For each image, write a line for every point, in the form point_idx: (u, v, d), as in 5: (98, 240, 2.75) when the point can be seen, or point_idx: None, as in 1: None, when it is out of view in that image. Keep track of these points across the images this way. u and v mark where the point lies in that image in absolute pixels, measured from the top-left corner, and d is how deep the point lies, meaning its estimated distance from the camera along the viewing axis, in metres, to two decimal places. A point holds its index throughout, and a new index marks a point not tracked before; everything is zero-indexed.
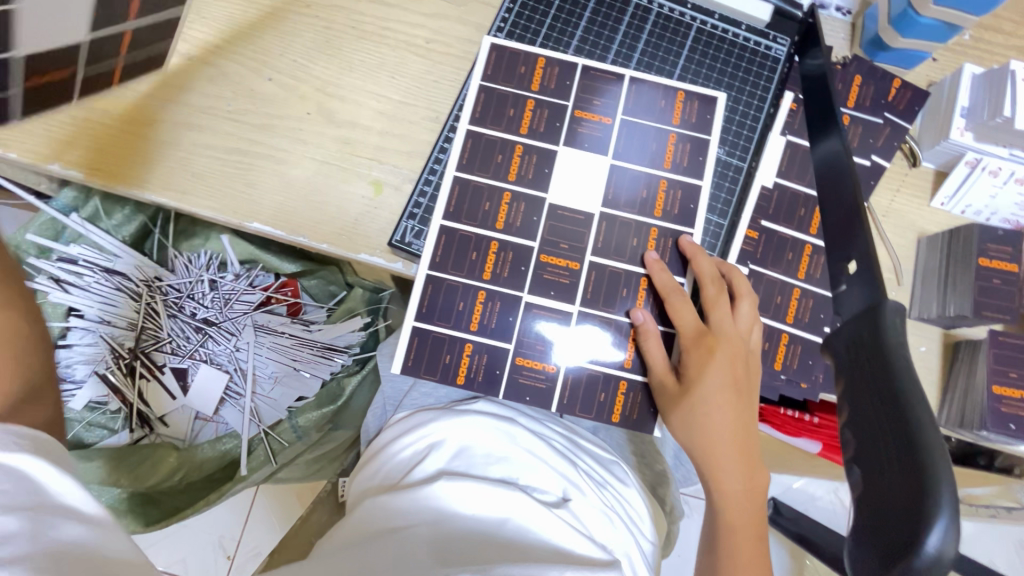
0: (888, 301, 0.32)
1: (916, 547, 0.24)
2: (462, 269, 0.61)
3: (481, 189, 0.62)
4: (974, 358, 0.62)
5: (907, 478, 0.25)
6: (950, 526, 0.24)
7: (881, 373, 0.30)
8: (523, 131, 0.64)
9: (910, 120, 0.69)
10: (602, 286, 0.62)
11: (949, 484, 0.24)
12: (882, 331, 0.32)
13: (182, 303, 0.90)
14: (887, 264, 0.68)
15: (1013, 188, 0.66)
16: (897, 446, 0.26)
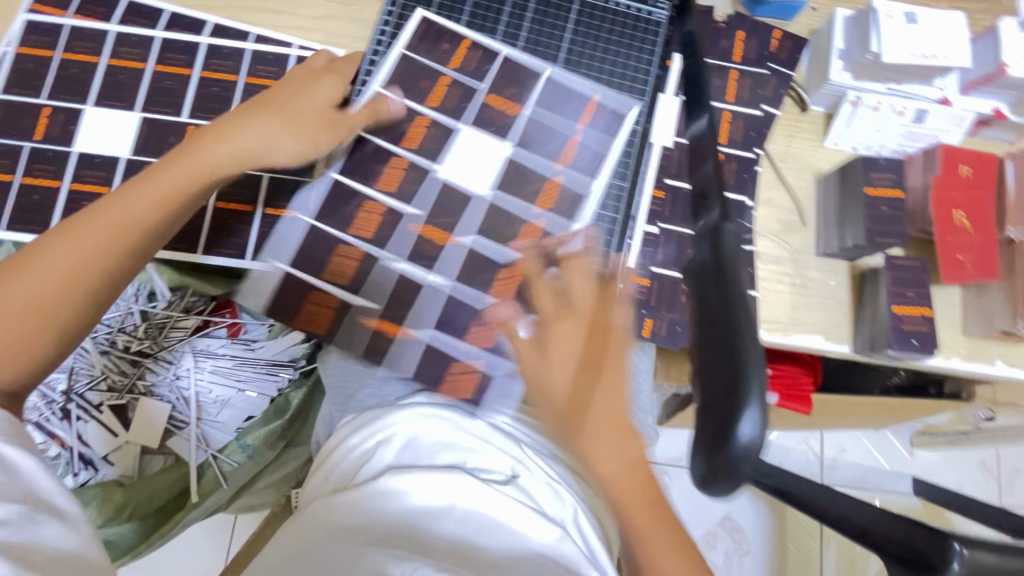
0: (724, 221, 0.33)
1: (731, 434, 0.25)
2: (338, 220, 0.65)
3: (380, 150, 0.66)
4: (877, 284, 0.66)
5: (725, 377, 0.27)
6: (760, 410, 0.26)
7: (714, 285, 0.31)
8: (431, 102, 0.67)
9: (793, 68, 0.72)
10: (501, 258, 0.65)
11: (758, 376, 0.26)
12: (718, 251, 0.32)
13: (114, 338, 0.88)
14: (789, 207, 0.71)
15: (896, 121, 0.69)
16: (720, 350, 0.28)
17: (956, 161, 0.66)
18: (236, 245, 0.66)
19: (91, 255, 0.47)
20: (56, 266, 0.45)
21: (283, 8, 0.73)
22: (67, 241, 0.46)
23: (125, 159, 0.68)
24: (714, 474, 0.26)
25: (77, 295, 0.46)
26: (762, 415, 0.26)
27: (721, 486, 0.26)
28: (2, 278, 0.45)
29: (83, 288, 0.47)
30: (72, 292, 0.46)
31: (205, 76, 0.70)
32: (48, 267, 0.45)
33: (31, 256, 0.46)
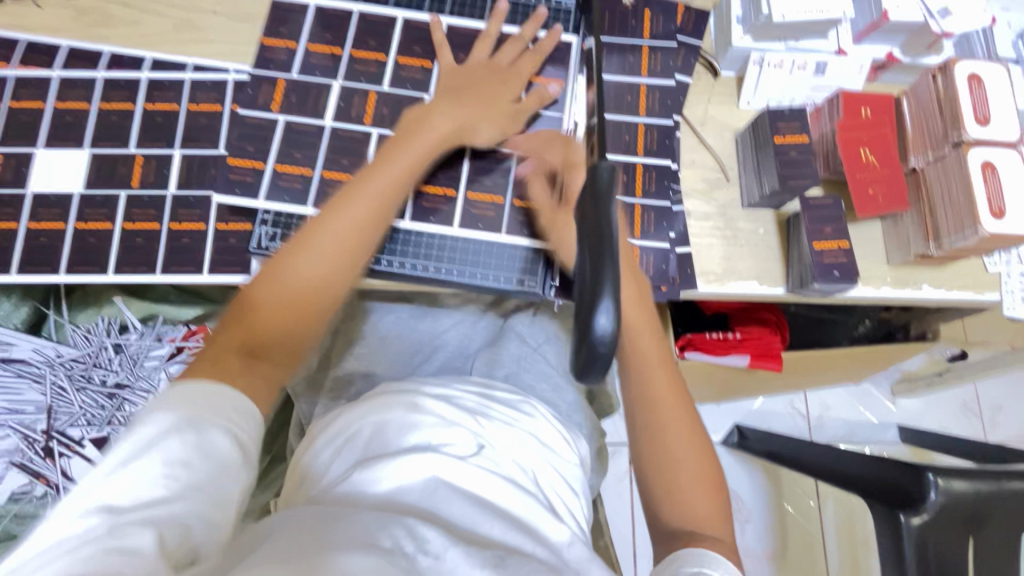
0: (598, 158, 0.37)
1: (591, 328, 0.30)
2: (308, 108, 0.69)
3: (357, 88, 0.70)
4: (798, 226, 0.70)
5: (590, 283, 0.31)
6: (614, 306, 0.30)
7: (590, 209, 0.35)
8: (405, 58, 0.71)
9: (699, 38, 0.77)
10: (418, 244, 0.68)
11: (612, 278, 0.31)
12: (593, 185, 0.37)
13: (90, 374, 0.90)
14: (713, 166, 0.75)
15: (800, 75, 0.75)
16: (588, 261, 0.33)
17: (856, 105, 0.70)
18: (194, 261, 0.69)
19: (319, 272, 0.55)
20: (285, 293, 0.54)
21: (216, 37, 0.77)
22: (257, 310, 0.54)
23: (78, 194, 0.71)
24: (586, 366, 0.31)
25: (316, 307, 0.56)
26: (617, 307, 0.31)
27: (593, 377, 0.31)
28: (234, 316, 0.54)
29: (318, 305, 0.56)
30: (311, 305, 0.55)
31: (148, 108, 0.74)
32: (292, 281, 0.55)
33: (253, 290, 0.55)
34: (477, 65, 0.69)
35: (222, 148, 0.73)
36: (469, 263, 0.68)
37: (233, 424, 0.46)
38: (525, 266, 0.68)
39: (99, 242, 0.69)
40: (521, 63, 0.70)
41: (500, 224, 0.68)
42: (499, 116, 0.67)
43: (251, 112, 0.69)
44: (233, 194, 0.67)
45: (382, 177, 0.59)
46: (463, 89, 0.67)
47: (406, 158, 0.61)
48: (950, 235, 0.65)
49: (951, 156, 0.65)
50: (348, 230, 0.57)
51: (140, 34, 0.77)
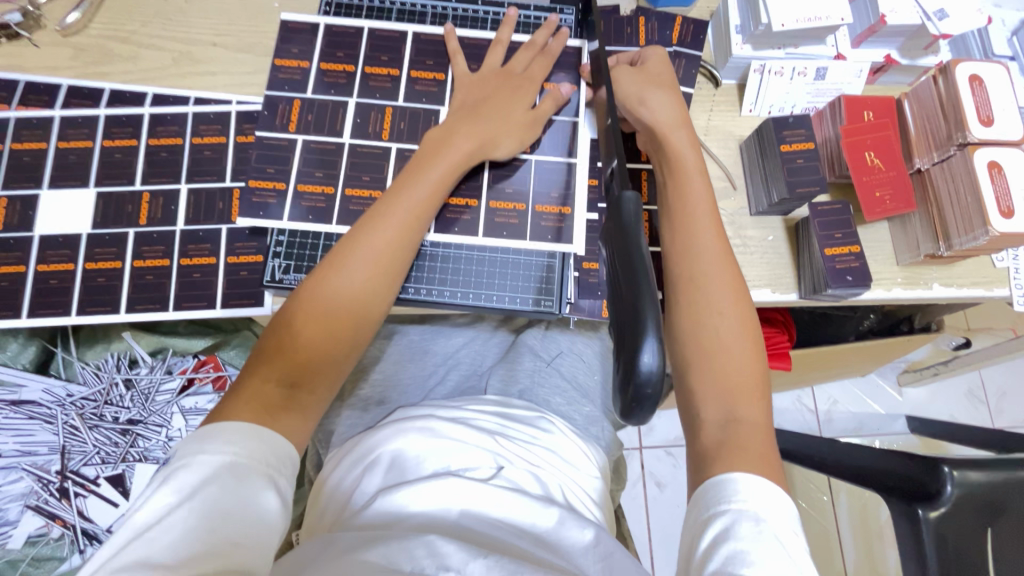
0: (623, 189, 0.38)
1: (637, 367, 0.30)
2: (322, 127, 0.69)
3: (369, 107, 0.70)
4: (808, 232, 0.70)
5: (632, 321, 0.32)
6: (658, 343, 0.31)
7: (621, 241, 0.36)
8: (416, 76, 0.71)
9: (699, 49, 0.78)
10: (433, 270, 0.68)
11: (654, 313, 0.31)
12: (621, 218, 0.37)
13: (101, 411, 0.90)
14: (720, 175, 0.76)
15: (800, 81, 0.75)
16: (627, 297, 0.33)
17: (859, 109, 0.71)
18: (206, 296, 0.69)
19: (349, 296, 0.56)
20: (317, 319, 0.54)
21: (217, 68, 0.76)
22: (291, 340, 0.53)
23: (86, 234, 0.70)
24: (634, 406, 0.31)
25: (348, 329, 0.55)
26: (660, 342, 0.31)
27: (641, 415, 0.32)
28: (266, 348, 0.54)
29: (350, 327, 0.56)
30: (342, 328, 0.55)
31: (152, 144, 0.74)
32: (323, 307, 0.55)
33: (285, 321, 0.55)
34: (491, 76, 0.69)
35: (229, 181, 0.72)
36: (485, 286, 0.68)
37: (273, 472, 0.46)
38: (541, 286, 0.68)
39: (110, 282, 0.69)
40: (533, 70, 0.70)
41: (522, 232, 0.68)
42: (521, 124, 0.67)
43: (269, 134, 0.68)
44: (257, 217, 0.66)
45: (401, 201, 0.60)
46: (481, 101, 0.67)
47: (426, 179, 0.61)
48: (959, 235, 0.65)
49: (956, 157, 0.66)
50: (376, 253, 0.57)
51: (139, 69, 0.76)
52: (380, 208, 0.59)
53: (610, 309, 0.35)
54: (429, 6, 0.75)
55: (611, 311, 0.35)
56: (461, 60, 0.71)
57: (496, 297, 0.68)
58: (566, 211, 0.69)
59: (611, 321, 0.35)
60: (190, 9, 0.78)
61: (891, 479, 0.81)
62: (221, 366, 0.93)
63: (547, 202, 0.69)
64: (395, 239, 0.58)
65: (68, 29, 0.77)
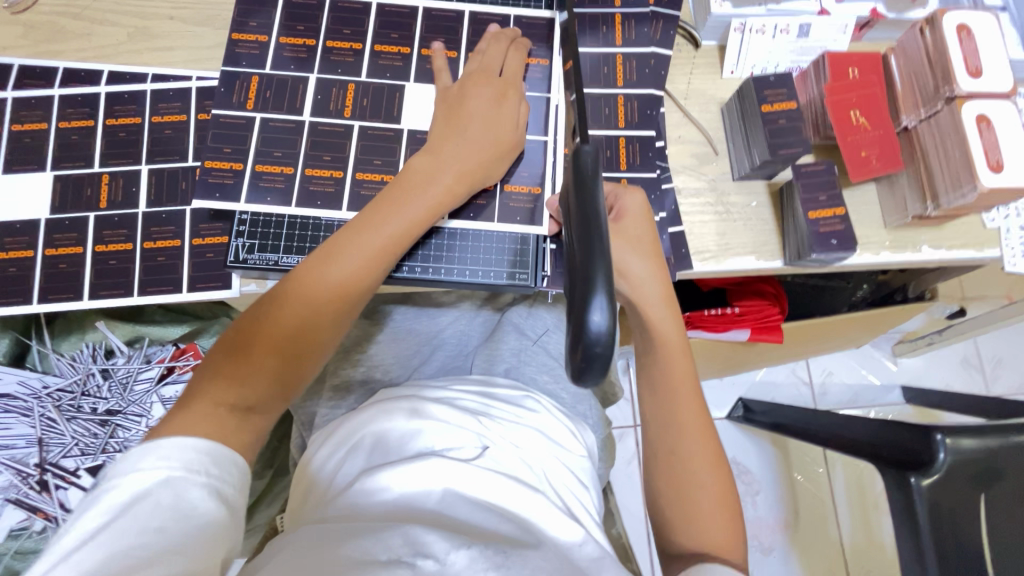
0: (580, 143, 0.35)
1: (586, 328, 0.29)
2: (282, 105, 0.66)
3: (330, 84, 0.67)
4: (792, 195, 0.68)
5: (583, 281, 0.30)
6: (608, 302, 0.29)
7: (576, 199, 0.34)
8: (379, 48, 0.68)
9: (677, 8, 0.74)
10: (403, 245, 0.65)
11: (605, 271, 0.29)
12: (578, 174, 0.35)
13: (79, 403, 0.88)
14: (701, 140, 0.73)
15: (783, 38, 0.72)
16: (578, 258, 0.31)
17: (843, 66, 0.68)
18: (172, 280, 0.67)
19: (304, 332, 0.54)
20: (270, 353, 0.53)
21: (175, 44, 0.73)
22: (247, 360, 0.53)
23: (45, 219, 0.68)
24: (583, 370, 0.29)
25: (299, 363, 0.55)
26: (611, 302, 0.29)
27: (592, 381, 0.30)
28: (219, 369, 0.53)
29: (300, 361, 0.55)
30: (293, 361, 0.54)
31: (110, 124, 0.71)
32: (279, 340, 0.53)
33: (241, 345, 0.53)
34: (468, 78, 0.65)
35: (192, 161, 0.70)
36: (457, 261, 0.65)
37: (216, 481, 0.46)
38: (515, 259, 0.66)
39: (72, 268, 0.67)
40: (511, 71, 0.66)
41: (491, 212, 0.67)
42: (506, 135, 0.63)
43: (226, 110, 0.66)
44: (214, 198, 0.64)
45: (371, 229, 0.56)
46: (461, 110, 0.63)
47: (399, 212, 0.58)
48: (947, 193, 0.63)
49: (944, 112, 0.63)
50: (337, 288, 0.55)
51: (93, 46, 0.73)
52: (346, 233, 0.56)
53: (565, 271, 0.33)
54: None
55: (565, 274, 0.33)
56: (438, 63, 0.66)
57: (469, 273, 0.66)
58: (538, 190, 0.67)
59: (565, 284, 0.33)
60: None
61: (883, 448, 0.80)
62: (201, 354, 0.91)
63: (518, 180, 0.67)
64: (359, 272, 0.56)
65: (17, 7, 0.73)
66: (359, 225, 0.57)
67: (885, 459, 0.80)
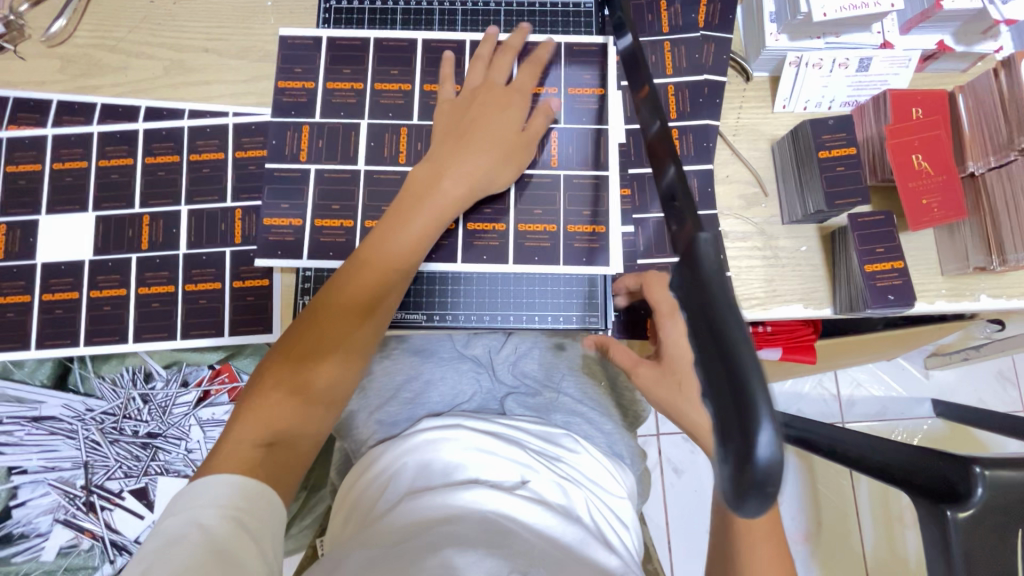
0: (701, 231, 0.33)
1: (752, 458, 0.26)
2: (324, 151, 0.65)
3: (374, 127, 0.66)
4: (846, 243, 0.65)
5: (731, 390, 0.28)
6: (776, 431, 0.27)
7: (701, 299, 0.32)
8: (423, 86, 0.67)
9: (729, 31, 0.71)
10: (469, 293, 0.66)
11: (760, 380, 0.28)
12: (700, 267, 0.33)
13: (121, 425, 0.90)
14: (750, 180, 0.71)
15: (840, 73, 0.68)
16: (725, 372, 0.29)
17: (907, 105, 0.65)
18: (214, 324, 0.67)
19: (328, 354, 0.53)
20: (296, 375, 0.52)
21: (212, 77, 0.73)
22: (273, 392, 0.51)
23: (88, 260, 0.68)
24: (748, 492, 0.27)
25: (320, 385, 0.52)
26: (776, 426, 0.27)
27: (755, 508, 0.28)
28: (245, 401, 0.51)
29: (322, 382, 0.52)
30: (314, 382, 0.52)
31: (149, 162, 0.70)
32: (303, 362, 0.52)
33: (265, 375, 0.52)
34: (472, 93, 0.63)
35: (231, 201, 0.69)
36: (526, 307, 0.65)
37: (246, 514, 0.44)
38: (586, 301, 0.66)
39: (116, 311, 0.67)
40: (518, 83, 0.64)
41: (556, 256, 0.65)
42: (521, 141, 0.62)
43: (279, 167, 0.65)
44: (275, 257, 0.64)
45: (380, 245, 0.56)
46: (467, 121, 0.61)
47: (407, 229, 0.57)
48: (1015, 250, 0.61)
49: (1016, 164, 0.60)
50: (359, 304, 0.55)
51: (129, 80, 0.73)
52: (363, 260, 0.56)
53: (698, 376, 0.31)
54: (435, 4, 0.70)
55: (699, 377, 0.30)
56: (448, 81, 0.65)
57: (539, 317, 0.66)
58: (600, 228, 0.66)
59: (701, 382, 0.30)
60: (180, 13, 0.74)
61: (916, 477, 0.71)
62: (236, 375, 0.90)
63: (579, 221, 0.66)
64: (375, 292, 0.56)
65: (53, 40, 0.73)
66: (374, 246, 0.56)
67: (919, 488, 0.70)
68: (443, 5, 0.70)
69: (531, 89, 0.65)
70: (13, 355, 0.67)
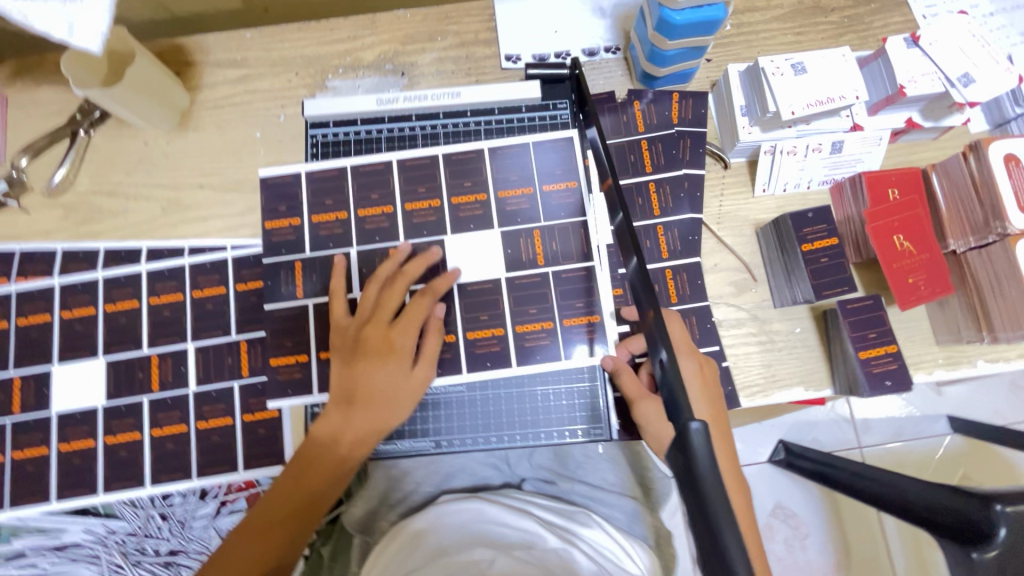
0: (687, 420, 0.36)
1: None
2: (322, 285, 0.68)
3: (369, 253, 0.68)
4: (839, 326, 0.66)
5: None
6: None
7: (691, 489, 0.35)
8: (408, 205, 0.69)
9: (702, 125, 0.74)
10: (473, 415, 0.67)
11: None
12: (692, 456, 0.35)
13: (143, 543, 0.91)
14: (739, 266, 0.72)
15: (816, 156, 0.70)
16: (721, 570, 0.31)
17: (883, 187, 0.66)
18: (228, 460, 0.68)
19: (294, 506, 0.59)
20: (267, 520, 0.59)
21: (209, 212, 0.75)
22: (251, 537, 0.58)
23: (101, 406, 0.70)
24: None
25: (288, 535, 0.59)
26: None
27: None
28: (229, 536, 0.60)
29: (290, 530, 0.59)
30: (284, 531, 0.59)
31: (153, 302, 0.72)
32: (271, 512, 0.59)
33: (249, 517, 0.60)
34: (364, 331, 0.62)
35: (235, 334, 0.71)
36: (531, 425, 0.66)
37: None
38: (589, 414, 0.67)
39: (133, 455, 0.69)
40: (406, 318, 0.62)
41: (557, 352, 0.66)
42: (407, 396, 0.62)
43: (278, 305, 0.68)
44: (287, 394, 0.67)
45: (331, 432, 0.60)
46: (353, 376, 0.61)
47: (351, 424, 0.60)
48: (1003, 328, 0.62)
49: (996, 246, 0.62)
50: (323, 467, 0.60)
51: (130, 223, 0.75)
52: (333, 429, 0.60)
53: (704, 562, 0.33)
54: (417, 127, 0.73)
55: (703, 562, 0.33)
56: (342, 299, 0.64)
57: (545, 434, 0.67)
58: (595, 317, 0.67)
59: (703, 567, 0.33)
60: (174, 152, 0.77)
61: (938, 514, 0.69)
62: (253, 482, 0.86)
63: (574, 314, 0.67)
64: (331, 466, 0.60)
65: (55, 191, 0.76)
66: (334, 429, 0.60)
67: (944, 527, 0.68)
68: (424, 129, 0.73)
69: (419, 317, 0.63)
70: (37, 507, 0.68)
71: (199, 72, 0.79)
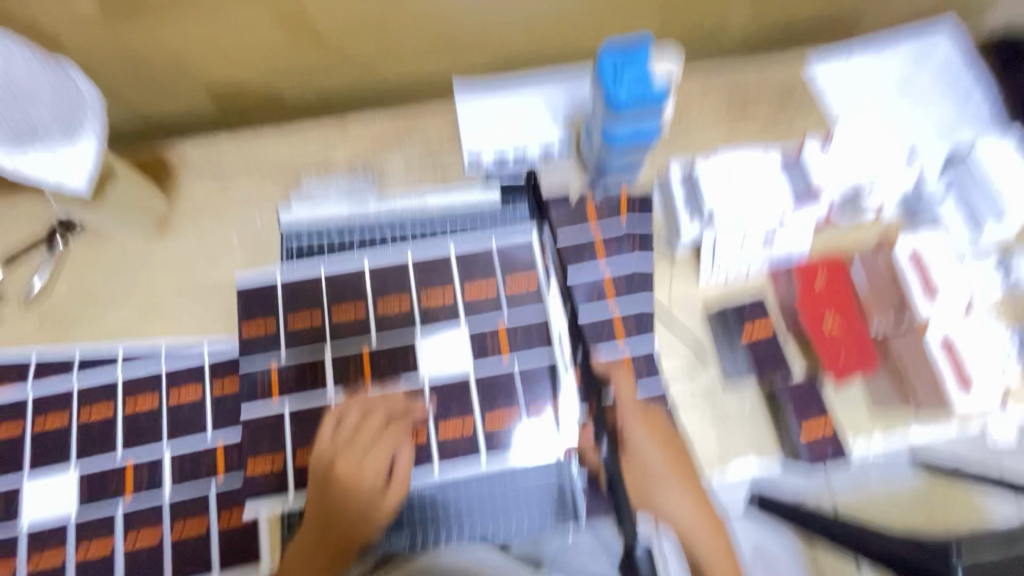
0: None
1: None
2: (302, 386, 0.73)
3: (346, 353, 0.74)
4: (779, 403, 0.73)
5: None
6: None
7: None
8: (379, 304, 0.75)
9: (649, 219, 0.81)
10: (448, 515, 0.70)
11: None
12: None
13: None
14: (691, 348, 0.78)
15: (752, 246, 0.76)
16: None
17: (810, 276, 0.74)
18: (202, 567, 0.68)
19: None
20: None
21: (186, 315, 0.78)
22: None
23: (72, 517, 0.70)
24: None
25: None
26: None
27: None
28: None
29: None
30: None
31: (127, 408, 0.73)
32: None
33: None
34: (334, 467, 0.68)
35: (212, 436, 0.72)
36: (502, 521, 0.70)
37: None
38: (557, 508, 0.70)
39: (104, 566, 0.68)
40: (376, 448, 0.69)
41: (525, 440, 0.71)
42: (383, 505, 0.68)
43: (253, 406, 0.72)
44: (262, 495, 0.70)
45: (318, 532, 0.67)
46: (329, 497, 0.67)
47: (336, 525, 0.67)
48: (927, 399, 0.70)
49: (909, 332, 0.69)
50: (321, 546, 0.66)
51: (106, 328, 0.77)
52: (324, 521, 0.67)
53: None
54: (387, 228, 0.79)
55: None
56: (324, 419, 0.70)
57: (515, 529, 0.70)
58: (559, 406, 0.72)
59: None
60: (153, 258, 0.80)
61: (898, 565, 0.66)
62: None
63: (540, 403, 0.72)
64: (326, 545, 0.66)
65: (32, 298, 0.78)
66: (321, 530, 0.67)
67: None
68: (394, 231, 0.78)
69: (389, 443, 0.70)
70: None
71: (177, 181, 0.83)
